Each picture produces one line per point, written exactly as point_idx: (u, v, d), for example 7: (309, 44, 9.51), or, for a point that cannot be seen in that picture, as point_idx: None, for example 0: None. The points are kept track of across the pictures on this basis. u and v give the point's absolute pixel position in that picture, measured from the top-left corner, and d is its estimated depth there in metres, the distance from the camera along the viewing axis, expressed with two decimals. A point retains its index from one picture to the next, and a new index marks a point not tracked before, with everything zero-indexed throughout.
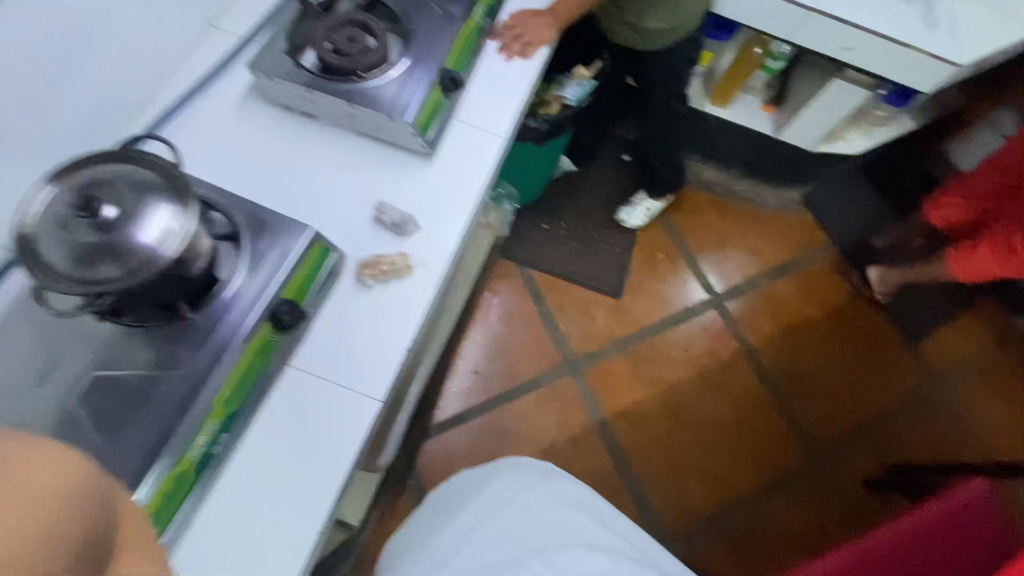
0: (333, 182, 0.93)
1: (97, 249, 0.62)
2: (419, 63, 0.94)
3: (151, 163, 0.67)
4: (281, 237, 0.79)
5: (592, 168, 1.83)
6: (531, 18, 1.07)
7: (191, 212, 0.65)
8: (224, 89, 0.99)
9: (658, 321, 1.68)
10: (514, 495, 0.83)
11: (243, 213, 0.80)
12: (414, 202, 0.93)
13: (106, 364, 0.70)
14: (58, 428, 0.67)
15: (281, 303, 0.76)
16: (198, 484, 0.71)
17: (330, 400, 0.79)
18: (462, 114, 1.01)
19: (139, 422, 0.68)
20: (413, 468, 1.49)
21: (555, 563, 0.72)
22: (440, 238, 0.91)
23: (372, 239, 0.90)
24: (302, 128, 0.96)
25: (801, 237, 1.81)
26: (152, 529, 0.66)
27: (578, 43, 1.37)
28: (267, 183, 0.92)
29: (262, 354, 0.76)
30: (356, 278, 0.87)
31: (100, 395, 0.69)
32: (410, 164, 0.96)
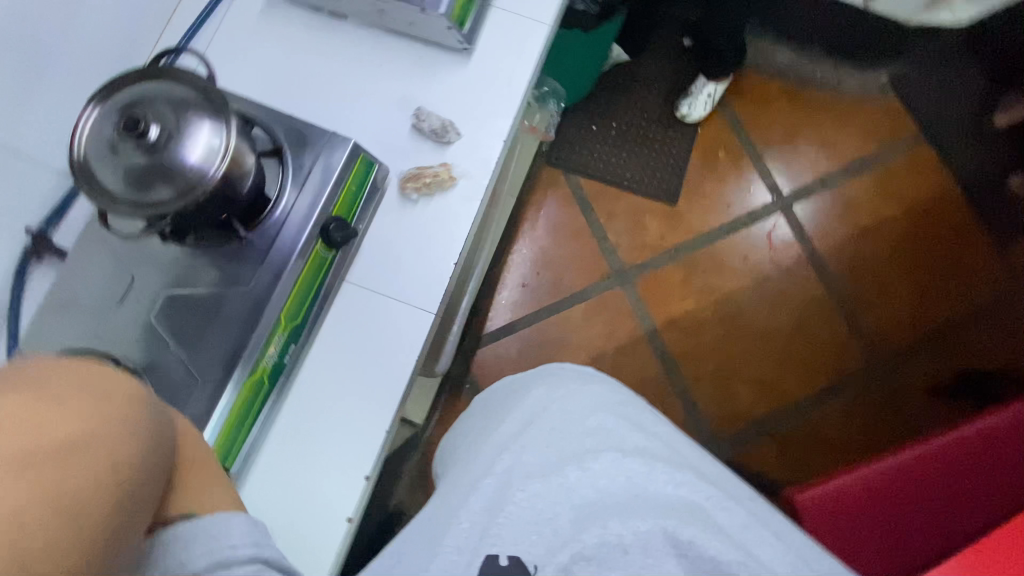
0: (370, 89, 0.88)
1: (148, 171, 0.62)
2: None
3: (186, 78, 0.65)
4: (323, 151, 0.77)
5: (645, 58, 1.66)
6: None
7: (231, 128, 0.64)
8: None
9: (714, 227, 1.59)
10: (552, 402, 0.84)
11: (283, 127, 0.77)
12: (455, 106, 0.87)
13: (176, 283, 0.74)
14: (144, 341, 0.72)
15: (330, 219, 0.76)
16: (274, 390, 0.77)
17: (385, 313, 0.82)
18: (501, 1, 0.90)
19: (214, 336, 0.72)
20: (467, 374, 1.56)
21: (590, 468, 0.74)
22: (483, 144, 0.86)
23: (413, 149, 0.86)
24: (333, 30, 0.90)
25: (885, 126, 1.60)
26: (239, 429, 0.73)
27: None
28: (302, 93, 0.88)
29: (318, 269, 0.77)
30: (400, 190, 0.85)
31: (175, 311, 0.73)
32: (447, 63, 0.89)
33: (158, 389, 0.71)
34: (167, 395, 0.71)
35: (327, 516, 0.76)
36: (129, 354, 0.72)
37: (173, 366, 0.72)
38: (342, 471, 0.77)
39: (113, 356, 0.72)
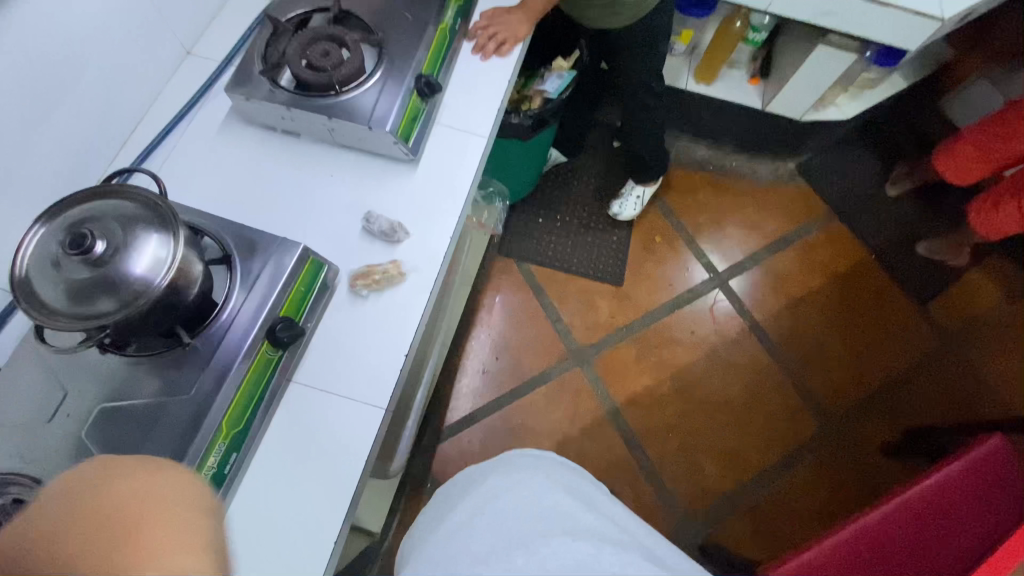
0: (321, 197, 0.94)
1: (91, 284, 0.63)
2: (394, 71, 0.94)
3: (137, 195, 0.68)
4: (273, 256, 0.80)
5: (581, 158, 1.83)
6: (505, 16, 1.08)
7: (179, 239, 0.66)
8: (205, 114, 1.00)
9: (661, 306, 1.68)
10: (503, 487, 0.82)
11: (233, 235, 0.81)
12: (402, 209, 0.94)
13: (113, 395, 0.72)
14: (72, 461, 0.68)
15: (277, 320, 0.77)
16: None
17: (334, 411, 0.81)
18: (442, 118, 1.01)
19: (150, 448, 0.69)
20: (428, 470, 1.50)
21: (538, 553, 0.70)
22: (430, 242, 0.92)
23: (363, 249, 0.91)
24: (286, 146, 0.97)
25: (798, 208, 1.79)
26: None
27: (555, 33, 1.37)
28: (255, 203, 0.93)
29: (264, 371, 0.77)
30: (350, 288, 0.88)
31: (109, 425, 0.70)
32: (393, 172, 0.96)
33: None
34: None
35: None
36: (54, 476, 0.68)
37: None
38: None
39: (35, 479, 0.67)
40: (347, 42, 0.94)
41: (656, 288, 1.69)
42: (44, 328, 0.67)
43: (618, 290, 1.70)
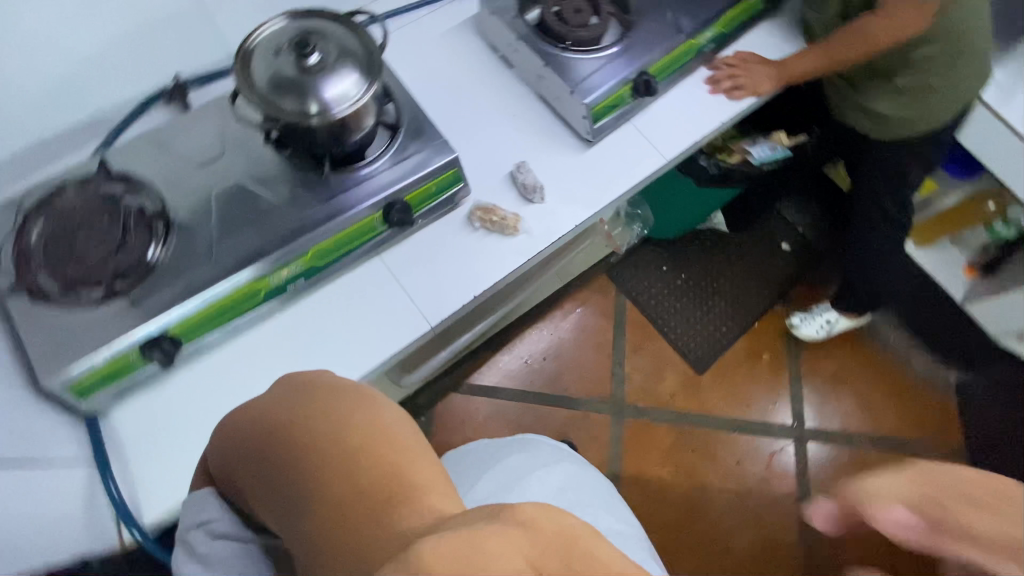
0: (495, 127, 0.98)
1: (289, 82, 0.71)
2: (626, 55, 0.94)
3: (363, 36, 0.76)
4: (428, 147, 0.84)
5: (740, 237, 1.72)
6: (755, 64, 1.02)
7: (371, 89, 0.73)
8: (451, 10, 1.07)
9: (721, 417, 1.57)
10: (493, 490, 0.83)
11: (410, 113, 0.86)
12: (553, 177, 0.95)
13: (250, 178, 0.82)
14: (194, 207, 0.79)
15: (399, 201, 0.82)
16: (262, 306, 0.81)
17: (392, 302, 0.86)
18: (639, 121, 1.00)
19: (248, 233, 0.78)
20: (430, 408, 1.56)
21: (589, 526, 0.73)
22: (556, 218, 0.92)
23: (499, 189, 0.93)
24: (496, 70, 1.02)
25: (934, 423, 1.54)
26: (213, 319, 0.77)
27: (793, 107, 1.28)
28: (442, 100, 0.99)
29: (363, 233, 0.83)
30: (468, 214, 0.91)
31: (235, 197, 0.80)
32: (567, 142, 0.97)
33: (178, 247, 0.77)
34: (180, 257, 0.76)
35: None
36: (176, 208, 0.79)
37: (203, 238, 0.77)
38: None
39: (165, 202, 0.79)
40: (602, 10, 0.96)
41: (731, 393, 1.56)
42: (239, 97, 0.78)
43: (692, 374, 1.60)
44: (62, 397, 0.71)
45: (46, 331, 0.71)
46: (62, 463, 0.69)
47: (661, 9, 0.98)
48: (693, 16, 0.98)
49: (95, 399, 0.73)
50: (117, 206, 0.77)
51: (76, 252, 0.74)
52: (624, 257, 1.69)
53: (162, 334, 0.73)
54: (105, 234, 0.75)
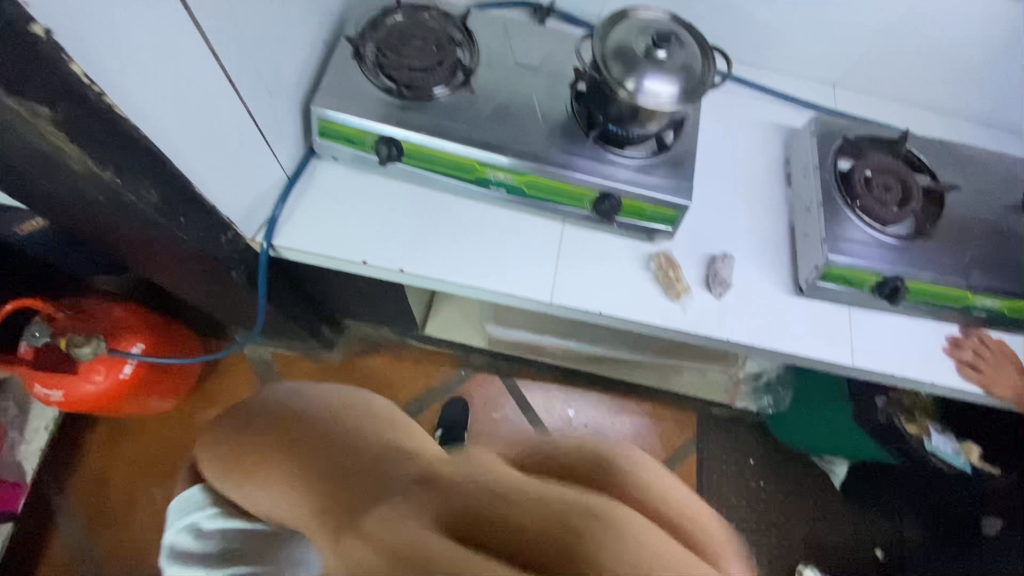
0: (732, 216, 0.98)
1: (630, 54, 0.79)
2: (896, 254, 0.89)
3: (709, 67, 0.81)
4: (675, 181, 0.88)
5: (840, 501, 1.52)
6: (1009, 367, 0.91)
7: (677, 106, 0.79)
8: (782, 110, 1.09)
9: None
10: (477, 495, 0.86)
11: (684, 148, 0.90)
12: (742, 290, 0.94)
13: (537, 97, 0.92)
14: (489, 84, 0.92)
15: (616, 197, 0.88)
16: (464, 182, 0.92)
17: (542, 262, 0.92)
18: (855, 314, 0.95)
19: (503, 130, 0.89)
20: (474, 372, 1.61)
21: None
22: (714, 319, 0.91)
23: (693, 259, 0.94)
24: (774, 178, 1.03)
25: None
26: (430, 162, 0.89)
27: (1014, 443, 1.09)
28: (711, 163, 1.02)
29: (571, 196, 0.90)
30: (651, 256, 0.94)
31: (517, 101, 0.91)
32: (779, 275, 0.96)
33: (455, 99, 0.90)
34: (451, 108, 0.89)
35: (364, 247, 0.89)
36: (478, 75, 0.92)
37: (475, 107, 0.90)
38: (404, 248, 0.90)
39: (476, 66, 0.93)
40: (910, 204, 0.91)
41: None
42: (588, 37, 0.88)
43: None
44: (312, 124, 0.88)
45: (341, 81, 0.88)
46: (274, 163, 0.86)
47: (964, 247, 0.91)
48: (989, 275, 0.90)
49: (325, 143, 0.90)
50: (450, 43, 0.92)
51: (401, 49, 0.89)
52: (726, 417, 1.58)
53: (396, 139, 0.87)
54: (426, 54, 0.90)
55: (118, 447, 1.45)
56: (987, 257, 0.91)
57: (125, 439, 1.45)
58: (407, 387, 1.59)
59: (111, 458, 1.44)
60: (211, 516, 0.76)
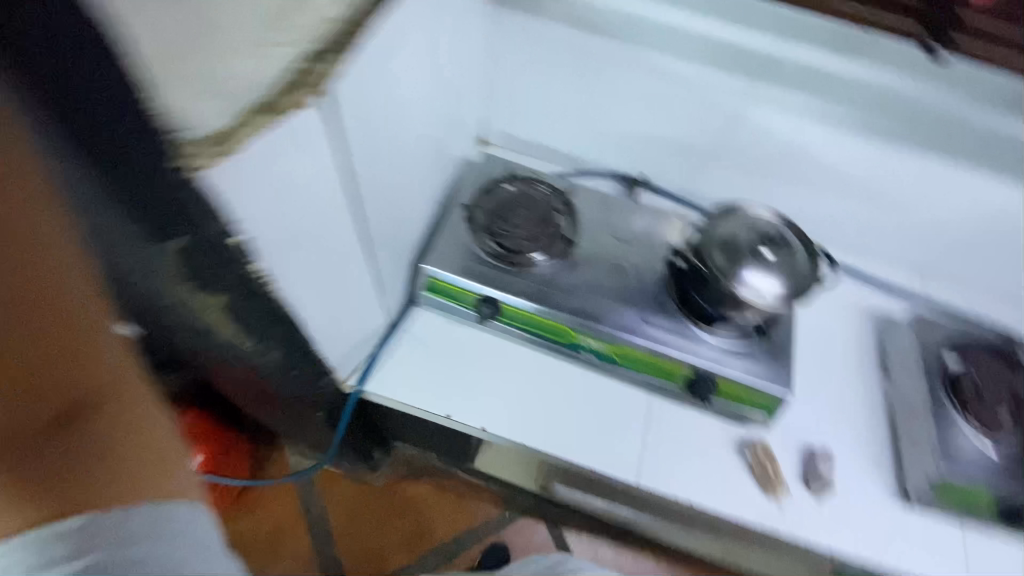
0: (829, 405, 0.94)
1: (735, 252, 0.82)
2: (1008, 473, 0.85)
3: (810, 270, 0.82)
4: (772, 373, 0.86)
5: None
6: None
7: (779, 307, 0.79)
8: (873, 297, 1.08)
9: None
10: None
11: (781, 338, 0.89)
12: (846, 492, 0.86)
13: (633, 270, 0.95)
14: (588, 255, 0.96)
15: (711, 379, 0.86)
16: (557, 345, 0.93)
17: (628, 435, 0.89)
18: (973, 537, 0.86)
19: (601, 302, 0.90)
20: (518, 514, 1.51)
21: None
22: (813, 524, 0.84)
23: (790, 453, 0.89)
24: (871, 368, 0.99)
25: None
26: (527, 323, 0.92)
27: None
28: (804, 345, 0.99)
29: (664, 372, 0.89)
30: (744, 441, 0.90)
31: (614, 274, 0.94)
32: (884, 479, 0.89)
33: (556, 268, 0.94)
34: (553, 275, 0.93)
35: (452, 402, 0.89)
36: (579, 245, 0.97)
37: (576, 277, 0.93)
38: (491, 407, 0.89)
39: (577, 237, 0.97)
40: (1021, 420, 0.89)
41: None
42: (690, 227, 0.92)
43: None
44: (420, 278, 0.92)
45: (452, 240, 0.94)
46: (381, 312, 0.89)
47: None
48: None
49: (428, 296, 0.94)
50: (555, 215, 0.99)
51: (511, 218, 0.97)
52: None
53: (497, 298, 0.90)
54: (533, 225, 0.96)
55: None
56: None
57: None
58: (445, 525, 1.50)
59: None
60: None
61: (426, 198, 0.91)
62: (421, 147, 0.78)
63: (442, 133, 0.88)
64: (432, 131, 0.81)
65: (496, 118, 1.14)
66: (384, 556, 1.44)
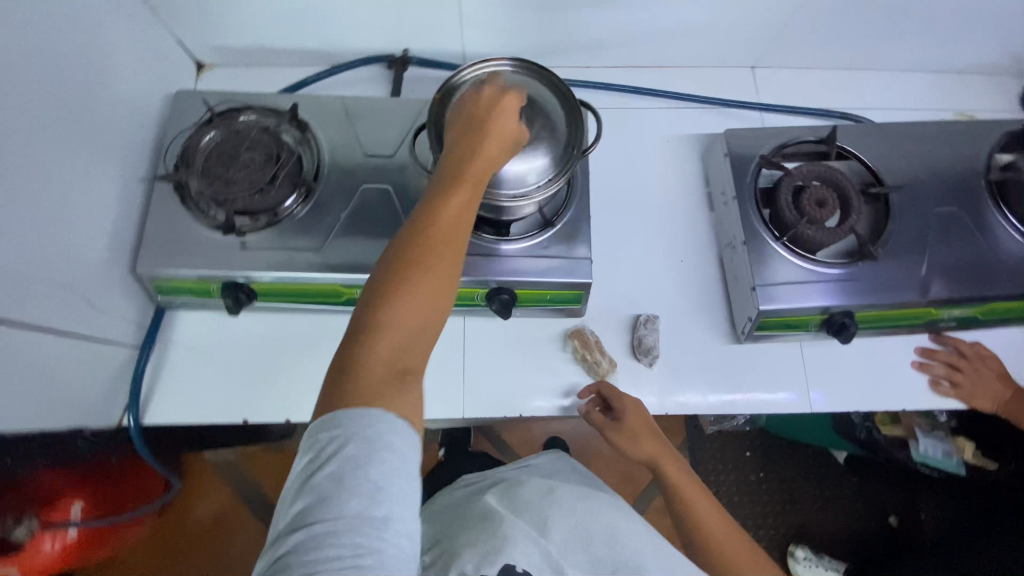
0: (652, 265, 0.86)
1: None
2: (833, 286, 0.77)
3: (579, 116, 0.70)
4: (568, 261, 0.76)
5: (831, 491, 1.34)
6: (984, 368, 0.82)
7: (554, 184, 0.67)
8: (691, 115, 0.94)
9: (709, 512, 0.67)
10: (579, 510, 0.68)
11: (573, 216, 0.78)
12: (677, 349, 0.83)
13: (395, 188, 0.79)
14: (338, 187, 0.79)
15: (507, 292, 0.76)
16: (338, 305, 0.80)
17: (445, 368, 0.82)
18: (807, 350, 0.84)
19: (363, 243, 0.76)
20: None
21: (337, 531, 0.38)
22: (648, 393, 0.81)
23: (616, 328, 0.83)
24: (694, 203, 0.90)
25: None
26: (293, 295, 0.78)
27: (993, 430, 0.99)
28: (616, 204, 0.89)
29: (460, 298, 0.79)
30: (566, 333, 0.83)
31: (373, 201, 0.78)
32: (716, 322, 0.84)
33: (304, 217, 0.77)
34: (302, 225, 0.77)
35: (245, 402, 0.80)
36: (325, 179, 0.79)
37: (329, 220, 0.77)
38: (289, 389, 0.80)
39: (321, 168, 0.80)
40: (847, 221, 0.78)
41: (736, 532, 0.66)
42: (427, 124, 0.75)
43: (661, 437, 0.74)
44: (145, 284, 0.77)
45: (163, 226, 0.76)
46: (116, 339, 0.75)
47: (915, 258, 0.79)
48: (954, 284, 0.78)
49: (169, 298, 0.79)
50: (280, 150, 0.79)
51: (223, 176, 0.76)
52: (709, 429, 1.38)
53: (245, 282, 0.76)
54: (253, 173, 0.77)
55: None
56: (946, 262, 0.79)
57: None
58: None
59: None
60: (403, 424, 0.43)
61: (103, 188, 0.72)
62: (20, 145, 0.58)
63: (70, 102, 0.65)
64: (28, 113, 0.59)
65: (190, 35, 0.88)
66: None
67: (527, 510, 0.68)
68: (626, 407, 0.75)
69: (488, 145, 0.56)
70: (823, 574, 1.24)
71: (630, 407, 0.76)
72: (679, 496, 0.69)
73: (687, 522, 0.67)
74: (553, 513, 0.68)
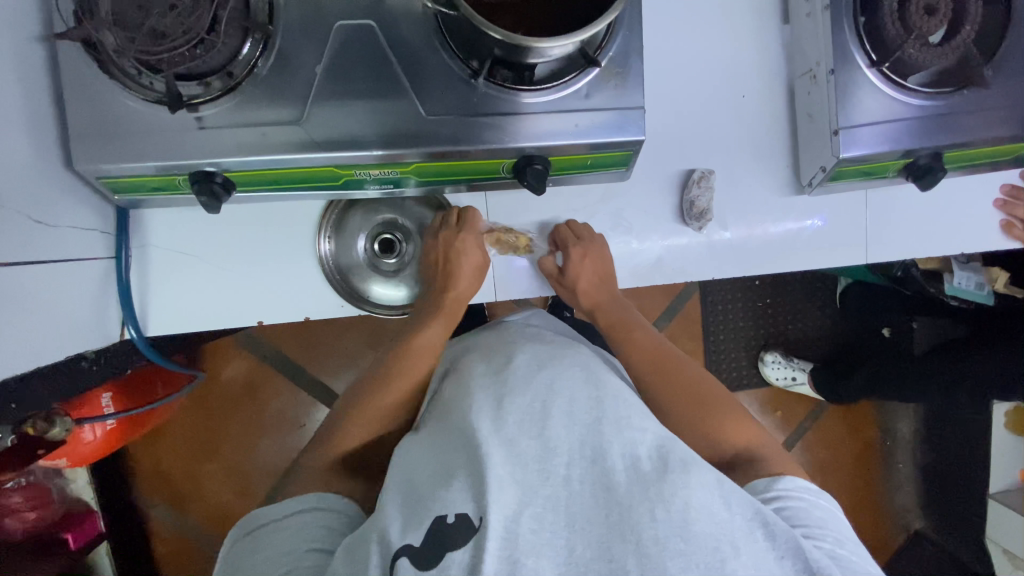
0: (705, 106, 0.72)
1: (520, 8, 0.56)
2: (924, 122, 0.64)
3: None
4: (617, 114, 0.61)
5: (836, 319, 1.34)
6: None
7: (604, 21, 0.50)
8: None
9: (648, 347, 0.69)
10: (531, 384, 0.56)
11: (621, 53, 0.61)
12: (729, 207, 0.73)
13: (385, 28, 0.59)
14: (309, 32, 0.59)
15: (541, 160, 0.63)
16: (333, 189, 0.67)
17: None
18: (872, 197, 0.75)
19: (355, 108, 0.59)
20: None
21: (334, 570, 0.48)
22: (695, 260, 0.74)
23: (662, 190, 0.73)
24: (760, 20, 0.71)
25: (867, 538, 1.40)
26: (276, 182, 0.64)
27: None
28: (661, 26, 0.70)
29: (483, 170, 0.66)
30: (598, 198, 0.73)
31: (357, 49, 0.59)
32: (776, 172, 0.73)
33: (269, 77, 0.59)
34: (269, 89, 0.59)
35: (253, 304, 0.72)
36: (285, 20, 0.58)
37: (303, 78, 0.59)
38: (299, 283, 0.72)
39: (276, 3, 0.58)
40: (959, 36, 0.60)
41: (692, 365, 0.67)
42: None
43: (611, 284, 0.73)
44: (94, 183, 0.62)
45: (96, 107, 0.59)
46: (84, 253, 0.63)
47: None
48: None
49: (131, 196, 0.65)
50: None
51: (145, 25, 0.54)
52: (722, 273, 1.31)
53: (217, 171, 0.61)
54: (185, 17, 0.54)
55: (154, 449, 1.42)
56: None
57: (157, 444, 1.42)
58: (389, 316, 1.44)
59: (153, 463, 1.42)
60: (397, 528, 0.48)
61: None
62: None
63: None
64: None
65: None
66: (356, 361, 1.44)
67: (482, 392, 0.57)
68: (574, 258, 0.70)
69: (466, 264, 0.70)
70: (793, 379, 1.28)
71: (582, 259, 0.70)
72: (622, 338, 0.71)
73: (645, 367, 0.68)
74: (518, 392, 0.55)
